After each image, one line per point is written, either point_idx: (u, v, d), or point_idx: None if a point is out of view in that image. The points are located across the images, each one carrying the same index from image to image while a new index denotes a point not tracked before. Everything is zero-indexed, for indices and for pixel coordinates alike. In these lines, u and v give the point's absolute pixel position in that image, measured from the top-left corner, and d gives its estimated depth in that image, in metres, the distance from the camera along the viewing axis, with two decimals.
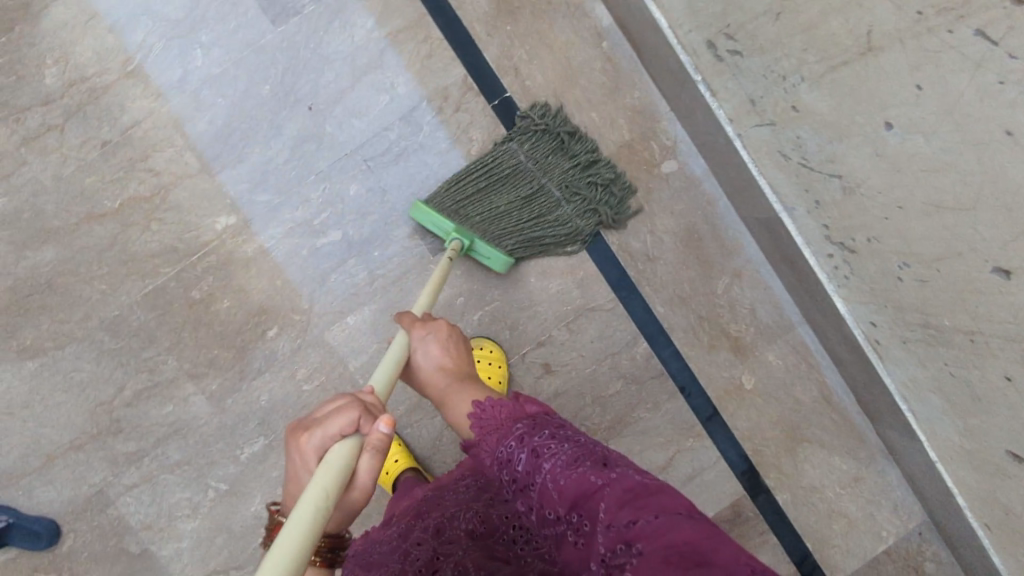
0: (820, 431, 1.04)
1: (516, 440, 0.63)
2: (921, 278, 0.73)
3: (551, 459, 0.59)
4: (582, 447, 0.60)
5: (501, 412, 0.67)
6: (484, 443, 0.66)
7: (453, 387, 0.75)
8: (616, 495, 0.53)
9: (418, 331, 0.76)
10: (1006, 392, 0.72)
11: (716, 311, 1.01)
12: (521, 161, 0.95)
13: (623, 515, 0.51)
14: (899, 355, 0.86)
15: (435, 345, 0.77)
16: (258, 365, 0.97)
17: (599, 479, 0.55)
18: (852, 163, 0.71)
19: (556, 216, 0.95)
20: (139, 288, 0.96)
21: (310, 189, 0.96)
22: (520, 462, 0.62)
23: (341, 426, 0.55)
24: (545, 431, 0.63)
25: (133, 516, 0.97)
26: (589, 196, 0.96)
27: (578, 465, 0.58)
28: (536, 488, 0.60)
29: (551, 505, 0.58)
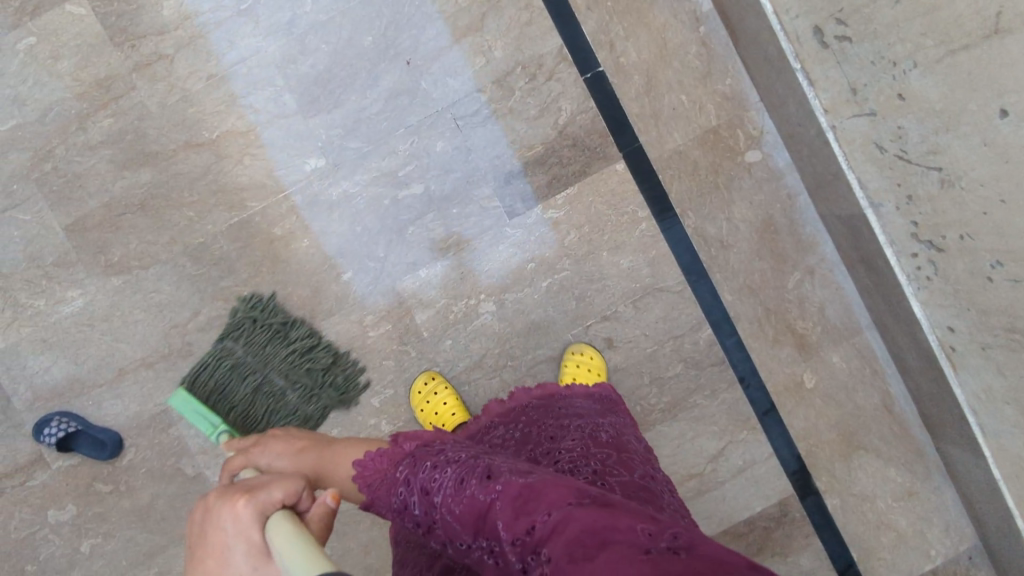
0: (878, 440, 1.02)
1: (404, 484, 0.61)
2: (1014, 278, 0.73)
3: (439, 491, 0.58)
4: (463, 465, 0.58)
5: (383, 461, 0.65)
6: (380, 499, 0.64)
7: (325, 455, 0.75)
8: (508, 506, 0.52)
9: (256, 451, 0.78)
10: None
11: (784, 305, 1.01)
12: (239, 356, 0.96)
13: (521, 524, 0.50)
14: (975, 363, 0.85)
15: (280, 445, 0.78)
16: (328, 307, 1.00)
17: (486, 496, 0.53)
18: (956, 153, 0.72)
19: (284, 407, 0.96)
20: (225, 219, 0.99)
21: (398, 141, 0.99)
22: (415, 506, 0.60)
23: (284, 494, 0.55)
24: (427, 463, 0.61)
25: (192, 439, 1.00)
26: (310, 382, 0.97)
27: (464, 488, 0.56)
28: (438, 523, 0.58)
29: (458, 536, 0.56)
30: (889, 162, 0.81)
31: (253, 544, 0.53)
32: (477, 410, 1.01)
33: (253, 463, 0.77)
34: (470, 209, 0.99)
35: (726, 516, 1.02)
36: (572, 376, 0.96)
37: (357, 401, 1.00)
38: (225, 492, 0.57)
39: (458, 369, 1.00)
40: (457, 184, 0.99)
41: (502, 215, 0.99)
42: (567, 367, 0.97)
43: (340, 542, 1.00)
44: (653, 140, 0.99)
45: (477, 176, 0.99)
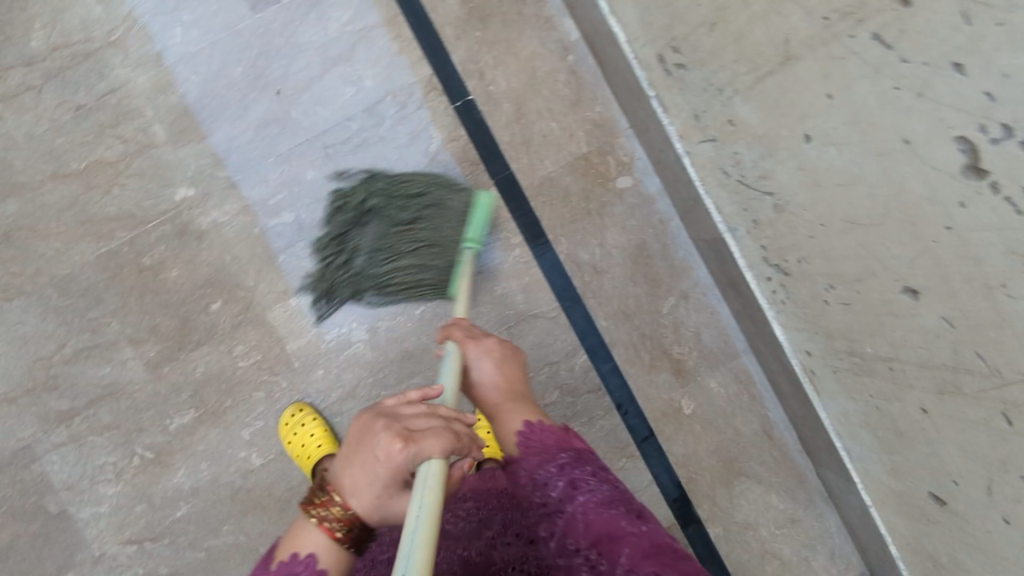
0: (758, 466, 1.01)
1: (558, 467, 0.71)
2: (845, 300, 0.72)
3: (587, 494, 0.69)
4: (618, 493, 0.70)
5: (550, 438, 0.74)
6: (525, 461, 0.73)
7: (508, 408, 0.77)
8: (642, 546, 0.63)
9: (473, 348, 0.79)
10: (924, 426, 0.70)
11: (659, 331, 1.00)
12: (365, 202, 0.96)
13: (649, 564, 0.61)
14: (833, 387, 0.84)
15: (491, 363, 0.79)
16: (198, 336, 0.98)
17: (630, 526, 0.65)
18: (780, 178, 0.71)
19: (376, 267, 0.95)
20: (93, 250, 0.98)
21: (269, 170, 0.99)
22: (555, 488, 0.70)
23: (434, 450, 0.56)
24: (587, 471, 0.71)
25: (56, 475, 0.97)
26: (354, 273, 0.96)
27: (611, 507, 0.67)
28: (565, 516, 0.68)
29: (574, 536, 0.66)
30: (734, 186, 0.82)
31: (400, 481, 0.57)
32: None
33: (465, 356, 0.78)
34: None
35: None
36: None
37: (227, 434, 0.98)
38: (387, 416, 0.60)
39: (330, 400, 0.99)
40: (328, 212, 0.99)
41: None
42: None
43: None
44: (524, 167, 1.00)
45: None
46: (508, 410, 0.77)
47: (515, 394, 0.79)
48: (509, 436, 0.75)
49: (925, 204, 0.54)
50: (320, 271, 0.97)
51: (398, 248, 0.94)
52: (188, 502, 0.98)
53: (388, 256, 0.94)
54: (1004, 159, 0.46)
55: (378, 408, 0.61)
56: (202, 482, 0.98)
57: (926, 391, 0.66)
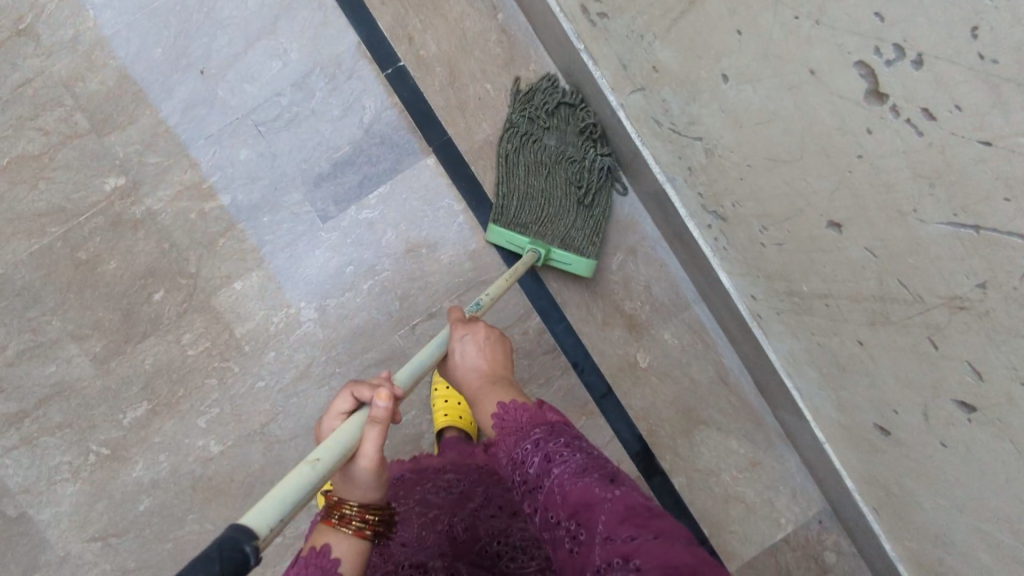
0: (717, 413, 1.02)
1: (533, 442, 0.63)
2: (778, 241, 0.71)
3: (562, 464, 0.60)
4: (593, 459, 0.60)
5: (524, 416, 0.67)
6: (504, 443, 0.67)
7: (490, 391, 0.73)
8: (617, 511, 0.52)
9: (458, 332, 0.77)
10: (862, 357, 0.70)
11: (610, 287, 1.00)
12: (569, 134, 0.95)
13: (624, 530, 0.50)
14: (778, 329, 0.85)
15: (474, 345, 0.76)
16: (144, 328, 0.97)
17: (603, 491, 0.55)
18: (706, 123, 0.71)
19: (533, 136, 0.95)
20: (26, 248, 0.96)
21: (200, 153, 0.96)
22: (532, 465, 0.62)
23: (342, 406, 0.56)
24: (562, 439, 0.63)
25: (11, 479, 0.96)
26: (516, 125, 0.95)
27: (584, 475, 0.58)
28: (543, 490, 0.59)
29: (553, 508, 0.58)
30: (666, 134, 0.81)
31: None
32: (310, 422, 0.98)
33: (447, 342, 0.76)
34: (281, 215, 0.97)
35: None
36: (443, 399, 0.97)
37: (183, 424, 0.97)
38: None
39: (285, 382, 0.98)
40: (265, 192, 0.97)
41: (315, 219, 0.98)
42: (437, 390, 0.97)
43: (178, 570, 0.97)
44: (461, 132, 0.98)
45: (285, 182, 0.97)
46: (490, 394, 0.73)
47: (496, 377, 0.75)
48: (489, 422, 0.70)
49: (835, 134, 0.54)
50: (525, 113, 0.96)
51: (554, 178, 0.95)
52: (149, 495, 0.97)
53: (535, 160, 0.95)
54: (901, 81, 0.46)
55: None
56: (162, 474, 0.97)
57: (860, 323, 0.66)
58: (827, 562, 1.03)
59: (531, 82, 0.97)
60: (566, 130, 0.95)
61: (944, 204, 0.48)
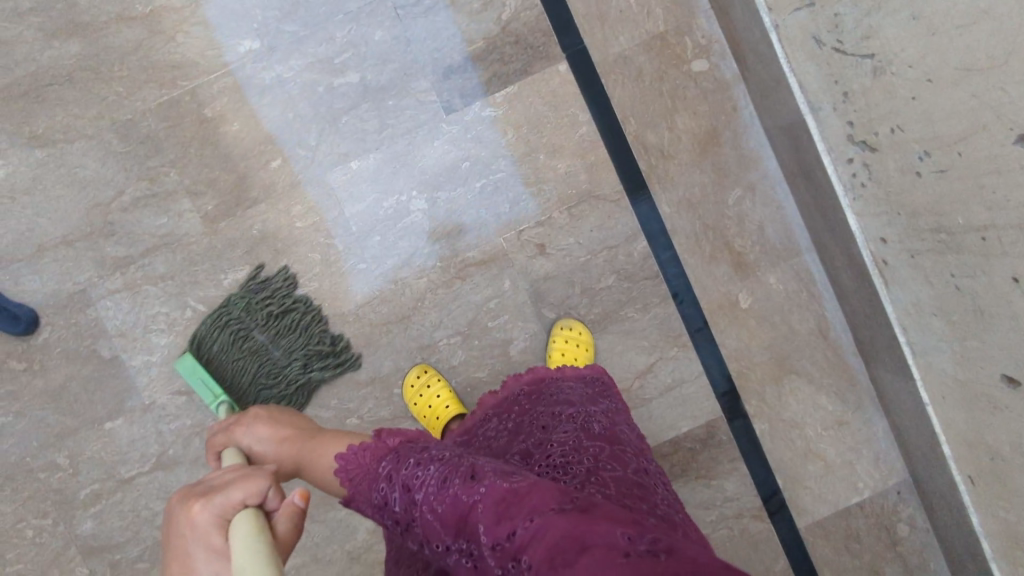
0: (811, 366, 0.99)
1: (386, 480, 0.61)
2: (941, 168, 0.69)
3: (422, 488, 0.57)
4: (448, 464, 0.57)
5: (366, 457, 0.64)
6: (359, 493, 0.63)
7: (308, 447, 0.72)
8: (490, 510, 0.51)
9: (239, 432, 0.77)
10: (1012, 298, 0.68)
11: (723, 222, 0.98)
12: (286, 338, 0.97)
13: (503, 529, 0.50)
14: (905, 275, 0.82)
15: (263, 428, 0.77)
16: (257, 194, 0.98)
17: (471, 497, 0.53)
18: (887, 36, 0.69)
19: (245, 325, 0.97)
20: (155, 97, 0.97)
21: (336, 28, 0.96)
22: (396, 503, 0.59)
23: (246, 496, 0.54)
24: (409, 460, 0.60)
25: (110, 321, 0.98)
26: (233, 312, 0.97)
27: (447, 486, 0.55)
28: (419, 520, 0.57)
29: (437, 537, 0.56)
30: (826, 58, 0.78)
31: (219, 548, 0.52)
32: (403, 311, 0.99)
33: (234, 443, 0.76)
34: (406, 101, 0.96)
35: (652, 435, 1.00)
36: (560, 351, 0.94)
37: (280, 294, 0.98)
38: (187, 489, 0.57)
39: (386, 267, 0.98)
40: (394, 75, 0.96)
41: (439, 109, 0.96)
42: (555, 342, 0.95)
43: None
44: (597, 42, 0.96)
45: (415, 69, 0.96)
46: (314, 444, 0.72)
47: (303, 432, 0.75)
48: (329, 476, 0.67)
49: None
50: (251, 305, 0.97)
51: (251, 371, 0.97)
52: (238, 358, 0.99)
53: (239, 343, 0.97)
54: None
55: (186, 487, 0.58)
56: None
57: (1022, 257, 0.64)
58: (900, 535, 1.01)
59: (270, 273, 0.98)
60: (287, 330, 0.98)
61: None
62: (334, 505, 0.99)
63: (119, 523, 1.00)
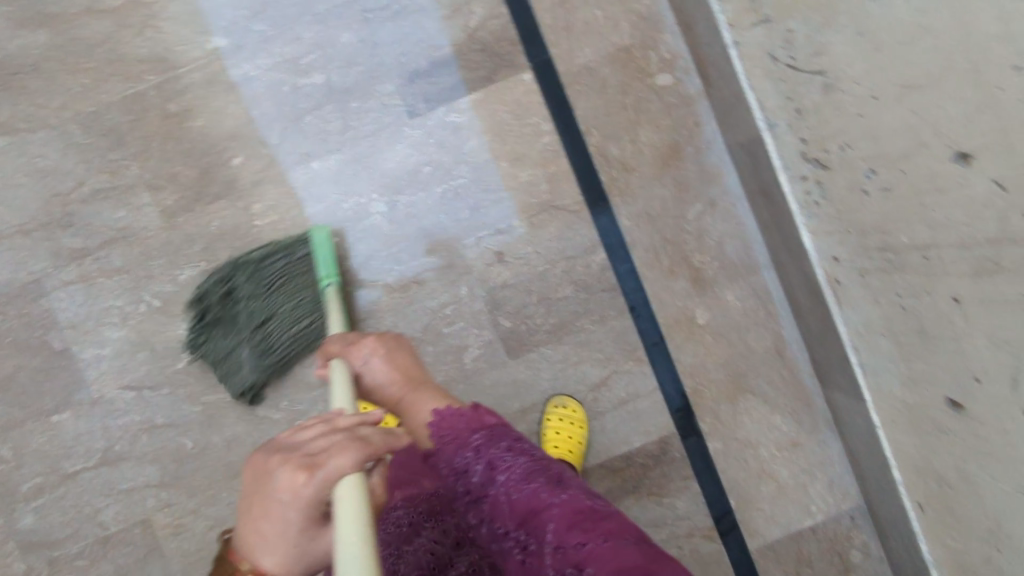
0: (767, 385, 0.99)
1: (473, 450, 0.67)
2: (886, 186, 0.69)
3: (507, 472, 0.65)
4: (536, 461, 0.65)
5: (461, 421, 0.71)
6: (443, 452, 0.69)
7: (414, 397, 0.80)
8: (566, 516, 0.59)
9: (354, 351, 0.81)
10: (954, 319, 0.67)
11: (682, 237, 0.98)
12: (295, 301, 0.95)
13: (572, 536, 0.57)
14: (857, 295, 0.82)
15: (381, 360, 0.81)
16: (216, 191, 0.97)
17: (551, 497, 0.61)
18: (835, 51, 0.68)
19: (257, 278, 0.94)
20: (120, 90, 0.97)
21: (303, 28, 0.96)
22: (475, 473, 0.66)
23: (344, 465, 0.52)
24: (501, 443, 0.67)
25: (63, 313, 0.98)
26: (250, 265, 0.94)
27: (532, 480, 0.63)
28: (491, 499, 0.64)
29: (502, 519, 0.63)
30: (781, 74, 0.79)
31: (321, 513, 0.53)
32: (358, 313, 0.98)
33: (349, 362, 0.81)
34: (370, 104, 0.97)
35: (605, 448, 0.99)
36: (555, 430, 0.94)
37: None
38: (284, 449, 0.56)
39: (343, 268, 0.98)
40: (359, 78, 0.97)
41: (402, 113, 0.97)
42: (549, 420, 0.95)
43: (206, 435, 0.99)
44: (562, 53, 0.97)
45: (380, 72, 0.97)
46: (419, 398, 0.80)
47: (416, 381, 0.81)
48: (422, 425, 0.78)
49: (994, 43, 0.52)
50: (230, 275, 0.95)
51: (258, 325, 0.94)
52: (190, 355, 0.98)
53: (222, 314, 0.96)
54: None
55: (279, 441, 0.57)
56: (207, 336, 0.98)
57: (961, 276, 0.64)
58: (852, 561, 0.99)
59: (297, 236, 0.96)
60: (283, 280, 0.95)
61: None
62: None
63: (60, 519, 0.98)
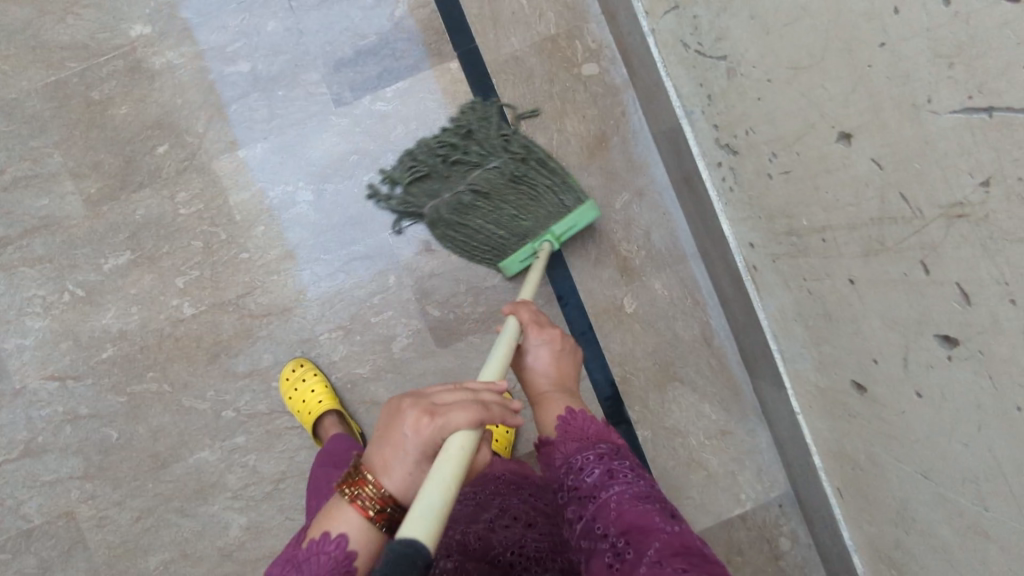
0: (695, 372, 0.99)
1: (596, 455, 0.62)
2: (785, 169, 0.69)
3: (623, 484, 0.59)
4: (656, 491, 0.59)
5: (590, 427, 0.66)
6: (562, 446, 0.65)
7: (555, 399, 0.70)
8: (672, 543, 0.52)
9: (534, 335, 0.74)
10: (851, 299, 0.68)
11: (609, 225, 0.98)
12: (500, 219, 0.90)
13: (675, 562, 0.50)
14: (771, 281, 0.82)
15: (549, 351, 0.74)
16: (140, 179, 0.97)
17: (664, 522, 0.54)
18: (734, 36, 0.69)
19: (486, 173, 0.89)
20: (42, 78, 0.96)
21: (229, 17, 0.96)
22: (590, 474, 0.60)
23: (462, 422, 0.49)
24: (627, 462, 0.62)
25: None
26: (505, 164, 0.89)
27: (645, 501, 0.57)
28: (597, 502, 0.58)
29: (603, 521, 0.56)
30: (692, 60, 0.80)
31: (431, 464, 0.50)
32: (286, 302, 0.97)
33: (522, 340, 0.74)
34: (296, 92, 0.96)
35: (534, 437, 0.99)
36: None
37: (161, 280, 0.97)
38: (413, 395, 0.53)
39: (270, 256, 0.97)
40: (286, 66, 0.96)
41: (329, 102, 0.97)
42: None
43: (130, 426, 0.97)
44: (489, 43, 0.97)
45: (306, 61, 0.96)
46: (563, 401, 0.70)
47: (570, 389, 0.72)
48: (552, 423, 0.68)
49: (862, 22, 0.52)
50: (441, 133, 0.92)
51: (472, 216, 0.91)
52: (114, 344, 0.97)
53: (456, 146, 0.90)
54: None
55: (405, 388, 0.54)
56: (131, 326, 0.97)
57: (854, 257, 0.64)
58: (781, 549, 0.99)
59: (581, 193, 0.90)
60: (496, 193, 0.89)
61: (961, 87, 0.46)
62: (206, 499, 0.97)
63: None
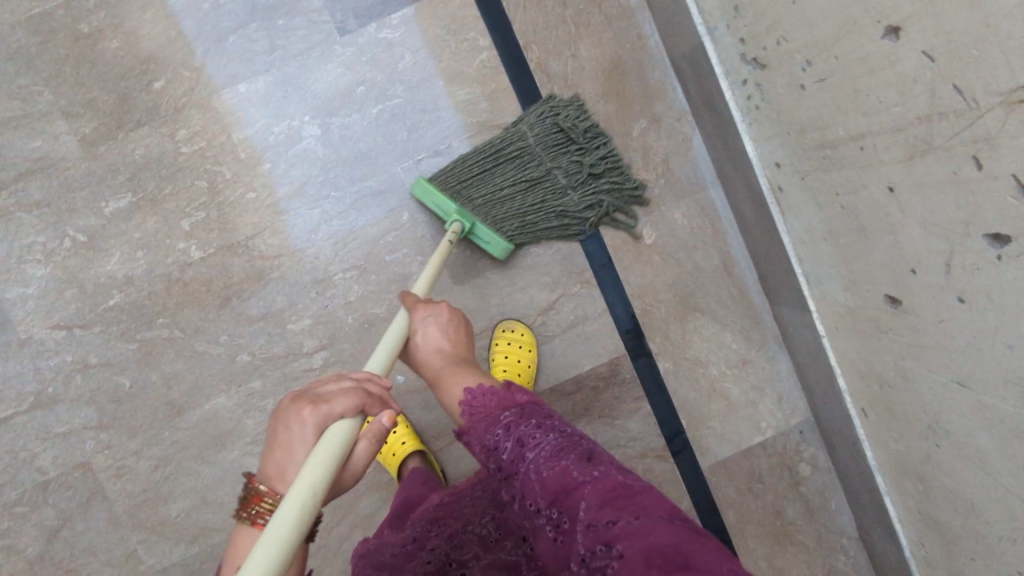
0: (715, 302, 0.98)
1: (503, 427, 0.60)
2: (820, 77, 0.67)
3: (535, 449, 0.57)
4: (568, 437, 0.57)
5: (492, 401, 0.64)
6: (475, 432, 0.63)
7: (447, 380, 0.71)
8: (597, 493, 0.50)
9: (422, 312, 0.73)
10: (889, 209, 0.66)
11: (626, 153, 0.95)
12: (502, 189, 0.91)
13: (604, 514, 0.48)
14: (798, 200, 0.81)
15: (436, 327, 0.73)
16: (138, 116, 0.93)
17: (581, 475, 0.52)
18: None
19: (570, 179, 0.92)
20: (26, 9, 0.91)
21: None
22: (504, 451, 0.59)
23: (344, 408, 0.56)
24: (534, 420, 0.60)
25: None
26: (585, 194, 0.93)
27: (561, 456, 0.55)
28: (520, 477, 0.57)
29: (531, 497, 0.55)
30: None
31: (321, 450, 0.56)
32: (296, 242, 0.94)
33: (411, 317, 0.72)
34: (297, 21, 0.92)
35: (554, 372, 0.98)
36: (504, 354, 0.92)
37: (166, 224, 0.94)
38: (296, 394, 0.59)
39: (277, 195, 0.94)
40: None
41: (333, 30, 0.93)
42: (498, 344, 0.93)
43: (143, 374, 0.95)
44: None
45: None
46: (451, 377, 0.71)
47: (456, 363, 0.73)
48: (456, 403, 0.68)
49: None
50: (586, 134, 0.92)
51: (512, 166, 0.91)
52: (121, 290, 0.94)
53: (592, 143, 0.92)
54: None
55: (299, 388, 0.60)
56: (137, 272, 0.94)
57: (895, 162, 0.63)
58: (802, 475, 1.00)
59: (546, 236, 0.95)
60: (539, 187, 0.92)
61: None
62: (224, 445, 0.96)
63: None
